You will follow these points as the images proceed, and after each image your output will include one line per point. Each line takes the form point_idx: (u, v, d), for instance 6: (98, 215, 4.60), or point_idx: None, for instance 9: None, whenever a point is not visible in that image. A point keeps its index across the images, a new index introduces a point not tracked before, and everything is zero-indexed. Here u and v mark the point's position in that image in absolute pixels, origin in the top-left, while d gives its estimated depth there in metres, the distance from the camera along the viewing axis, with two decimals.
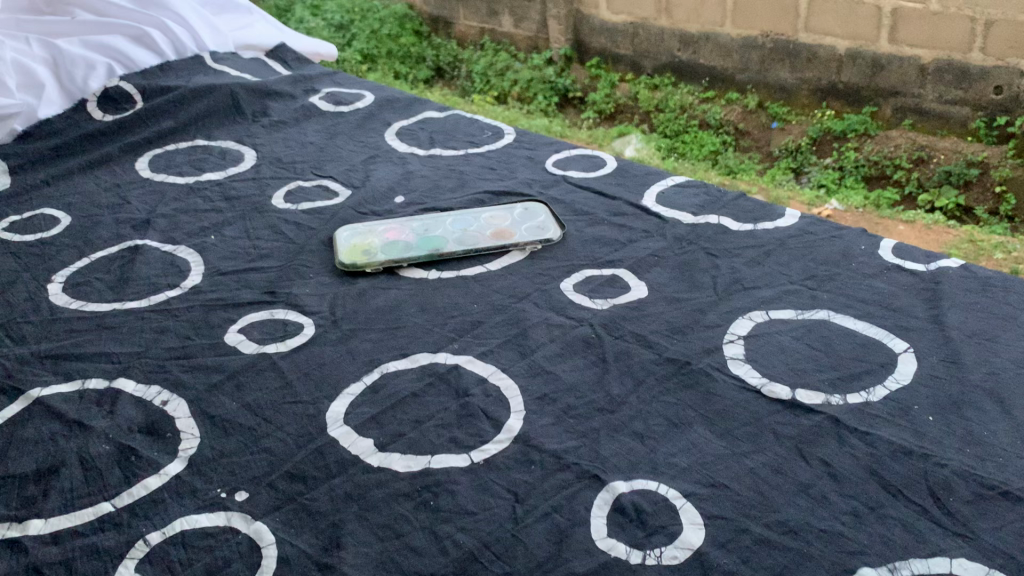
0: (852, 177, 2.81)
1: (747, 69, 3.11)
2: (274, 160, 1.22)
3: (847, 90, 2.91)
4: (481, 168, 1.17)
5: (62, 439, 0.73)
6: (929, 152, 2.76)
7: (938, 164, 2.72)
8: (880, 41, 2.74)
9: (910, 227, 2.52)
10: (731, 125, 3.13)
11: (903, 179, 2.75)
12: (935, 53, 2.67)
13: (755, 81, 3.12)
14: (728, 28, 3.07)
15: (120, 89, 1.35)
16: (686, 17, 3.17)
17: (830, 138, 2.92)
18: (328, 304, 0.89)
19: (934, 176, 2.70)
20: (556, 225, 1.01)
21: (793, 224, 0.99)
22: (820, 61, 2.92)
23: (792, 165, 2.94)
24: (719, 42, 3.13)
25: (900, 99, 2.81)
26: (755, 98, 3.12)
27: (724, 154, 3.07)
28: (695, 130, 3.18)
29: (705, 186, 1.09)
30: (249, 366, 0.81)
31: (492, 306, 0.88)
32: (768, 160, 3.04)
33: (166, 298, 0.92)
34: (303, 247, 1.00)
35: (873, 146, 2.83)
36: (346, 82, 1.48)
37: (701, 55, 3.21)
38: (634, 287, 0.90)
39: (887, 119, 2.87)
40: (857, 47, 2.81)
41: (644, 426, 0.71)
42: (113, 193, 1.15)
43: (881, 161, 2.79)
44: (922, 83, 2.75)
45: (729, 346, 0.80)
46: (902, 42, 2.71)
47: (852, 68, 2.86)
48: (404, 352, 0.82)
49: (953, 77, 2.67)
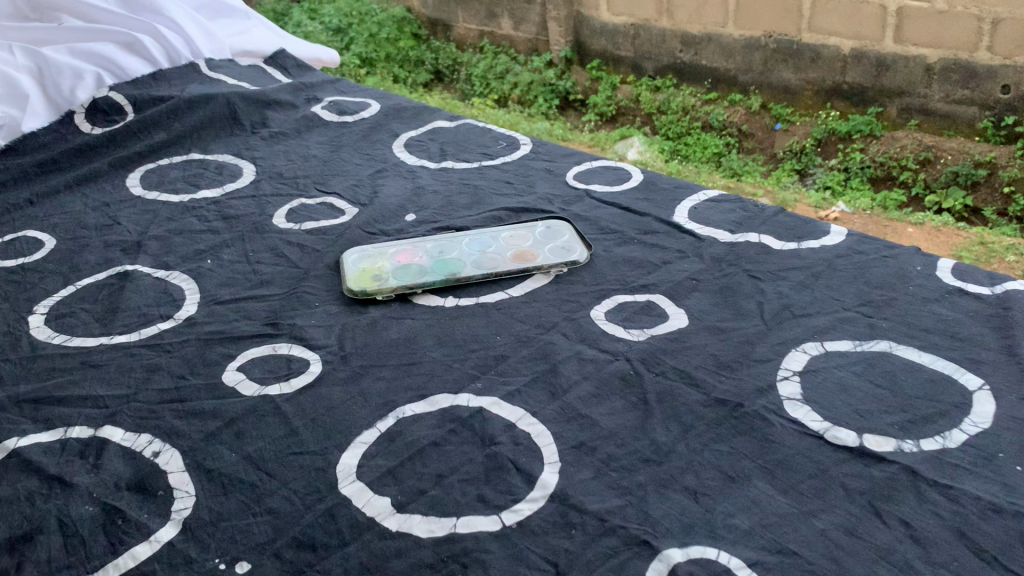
0: (857, 178, 2.74)
1: (750, 70, 3.03)
2: (275, 174, 1.14)
3: (852, 90, 2.83)
4: (497, 182, 1.09)
5: (41, 499, 0.65)
6: (935, 152, 2.65)
7: (946, 165, 2.63)
8: (886, 41, 2.66)
9: (919, 229, 2.44)
10: (734, 127, 3.06)
11: (909, 180, 2.67)
12: (941, 52, 2.58)
13: (757, 82, 3.04)
14: (730, 28, 2.99)
15: (110, 100, 1.26)
16: (687, 18, 3.09)
17: (834, 139, 2.85)
18: (336, 337, 0.81)
19: (941, 176, 2.62)
20: (582, 245, 0.92)
21: (840, 243, 0.91)
22: (825, 61, 2.84)
23: (797, 167, 2.88)
24: (721, 43, 3.05)
25: (906, 99, 2.73)
26: (758, 99, 3.04)
27: (728, 156, 3.00)
28: (697, 131, 3.11)
29: (741, 199, 1.01)
30: (250, 411, 0.73)
31: (517, 337, 0.80)
32: (773, 162, 2.97)
33: (158, 331, 0.84)
34: (308, 271, 0.92)
35: (878, 147, 2.75)
36: (349, 90, 1.40)
37: (703, 56, 3.13)
38: (673, 314, 0.82)
39: (892, 119, 2.79)
40: (862, 47, 2.73)
41: (696, 482, 0.63)
42: (101, 213, 1.06)
43: (888, 161, 2.71)
44: (928, 82, 2.65)
45: (784, 385, 0.72)
46: (908, 42, 2.62)
47: (857, 68, 2.78)
48: (421, 393, 0.73)
49: (960, 77, 2.58)
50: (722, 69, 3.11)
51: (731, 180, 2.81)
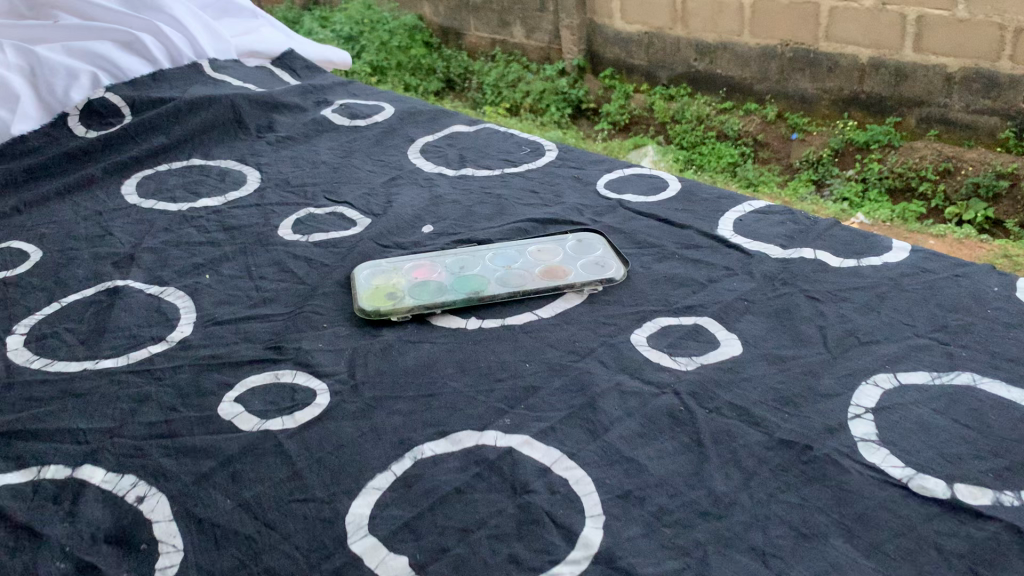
0: (874, 189, 2.62)
1: (766, 79, 2.93)
2: (281, 181, 1.06)
3: (870, 100, 2.72)
4: (521, 191, 1.00)
5: (7, 552, 0.57)
6: (955, 163, 2.54)
7: (966, 176, 2.51)
8: (905, 50, 2.56)
9: (940, 242, 2.34)
10: (749, 136, 2.95)
11: (929, 192, 2.55)
12: (962, 61, 2.46)
13: (774, 92, 2.94)
14: (746, 37, 2.89)
15: (106, 102, 1.18)
16: (702, 27, 3.00)
17: (852, 150, 2.73)
18: (346, 363, 0.72)
19: (961, 188, 2.50)
20: (618, 261, 0.84)
21: (904, 260, 0.82)
22: (843, 71, 2.73)
23: (813, 177, 2.75)
24: (737, 52, 2.95)
25: (925, 109, 2.62)
26: (774, 109, 2.94)
27: (743, 167, 2.88)
28: (712, 141, 3.00)
29: (791, 211, 0.92)
30: (249, 449, 0.64)
31: (549, 365, 0.71)
32: (790, 172, 2.85)
33: (149, 355, 0.75)
34: (316, 288, 0.83)
35: (897, 158, 2.63)
36: (361, 93, 1.32)
37: (718, 65, 3.03)
38: (724, 340, 0.73)
39: (911, 129, 2.68)
40: (880, 56, 2.62)
41: (764, 540, 0.55)
42: (93, 223, 0.98)
43: (907, 172, 2.59)
44: (948, 92, 2.54)
45: (856, 424, 0.64)
46: (928, 50, 2.51)
47: (875, 77, 2.67)
48: (443, 430, 0.65)
49: (982, 86, 2.46)
50: (737, 78, 3.01)
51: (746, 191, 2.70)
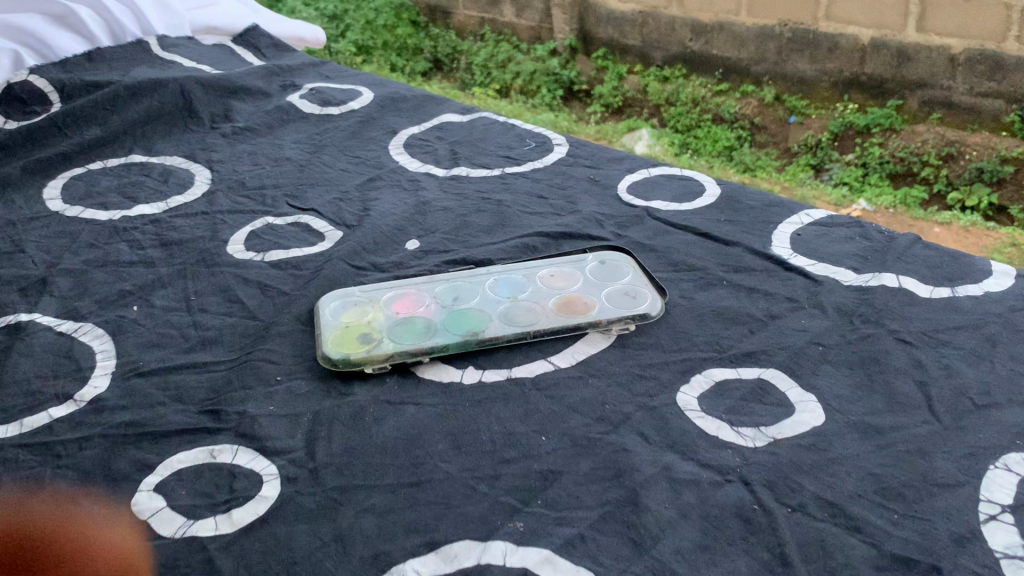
0: (875, 175, 2.43)
1: (763, 60, 2.72)
2: (236, 183, 0.88)
3: (871, 81, 2.51)
4: (526, 196, 0.83)
5: None
6: (958, 147, 2.35)
7: (970, 160, 2.33)
8: (908, 30, 2.36)
9: (947, 230, 2.17)
10: (746, 120, 2.73)
11: (931, 177, 2.37)
12: (968, 41, 2.28)
13: (771, 73, 2.72)
14: (743, 16, 2.69)
15: (29, 87, 1.00)
16: (697, 5, 2.79)
17: (852, 133, 2.53)
18: (305, 436, 0.55)
19: (964, 173, 2.32)
20: (652, 290, 0.66)
21: (1010, 290, 0.65)
22: (843, 51, 2.53)
23: (812, 162, 2.56)
24: (733, 32, 2.74)
25: (928, 91, 2.42)
26: (772, 91, 2.72)
27: (740, 150, 2.68)
28: (708, 125, 2.78)
29: (858, 224, 0.75)
30: (167, 569, 0.47)
31: (572, 438, 0.54)
32: (786, 157, 2.65)
33: (48, 421, 0.58)
34: (271, 327, 0.66)
35: (899, 141, 2.44)
36: (336, 75, 1.14)
37: (714, 46, 2.82)
38: (800, 404, 0.56)
39: (913, 112, 2.47)
40: (881, 37, 2.42)
41: None
42: (3, 237, 0.80)
43: (909, 157, 2.40)
44: (952, 73, 2.36)
45: (993, 532, 0.47)
46: (932, 31, 2.32)
47: (876, 59, 2.47)
48: (432, 539, 0.47)
49: (987, 68, 2.28)
50: (734, 59, 2.80)
51: (746, 175, 2.52)
